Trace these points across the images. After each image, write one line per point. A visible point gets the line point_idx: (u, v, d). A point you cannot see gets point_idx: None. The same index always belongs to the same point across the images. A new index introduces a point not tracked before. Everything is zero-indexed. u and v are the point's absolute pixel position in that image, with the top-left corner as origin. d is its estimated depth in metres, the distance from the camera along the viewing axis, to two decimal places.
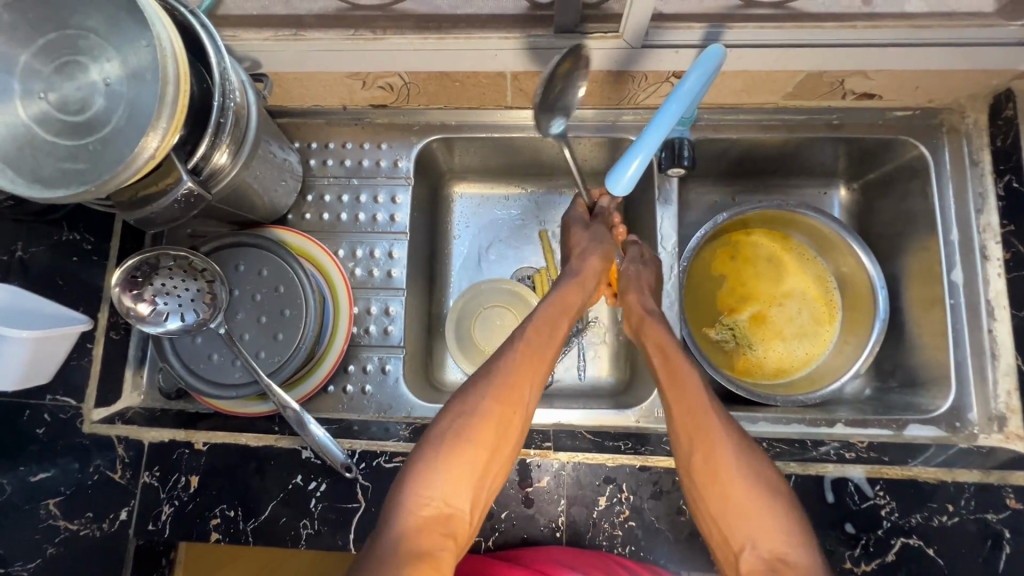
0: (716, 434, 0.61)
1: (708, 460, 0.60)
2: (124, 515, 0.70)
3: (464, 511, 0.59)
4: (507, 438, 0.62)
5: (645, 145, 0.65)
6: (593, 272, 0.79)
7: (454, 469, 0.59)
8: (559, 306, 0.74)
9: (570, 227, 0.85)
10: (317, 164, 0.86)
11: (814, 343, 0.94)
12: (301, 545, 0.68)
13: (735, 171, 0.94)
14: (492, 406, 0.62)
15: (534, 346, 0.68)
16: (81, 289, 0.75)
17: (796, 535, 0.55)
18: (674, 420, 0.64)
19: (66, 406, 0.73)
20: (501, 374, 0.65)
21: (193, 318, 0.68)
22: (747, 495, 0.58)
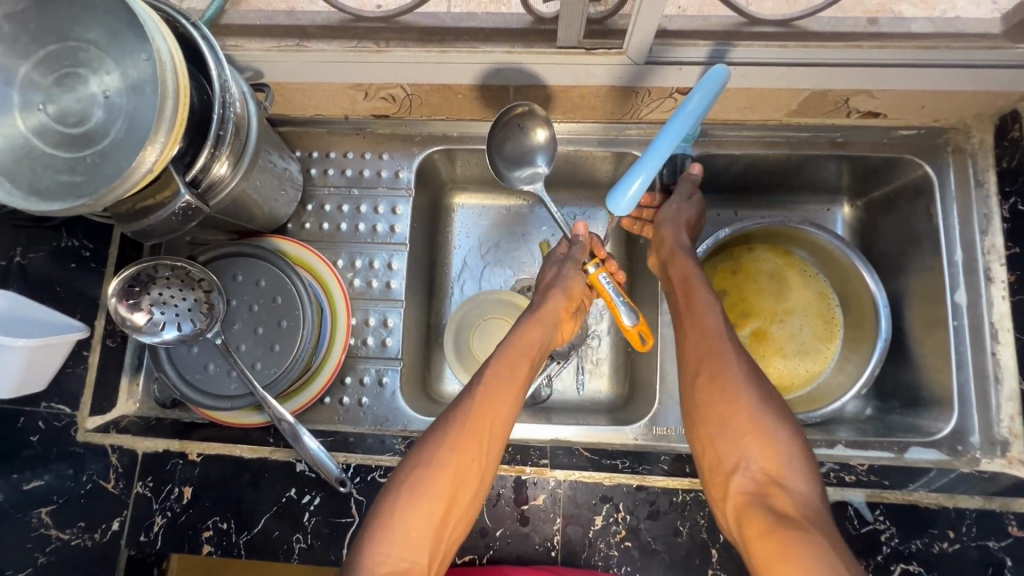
0: (727, 363, 0.65)
1: (718, 383, 0.65)
2: (117, 526, 0.70)
3: (423, 564, 0.59)
4: (464, 487, 0.63)
5: (648, 164, 0.66)
6: (555, 310, 0.78)
7: (413, 520, 0.60)
8: (514, 352, 0.72)
9: (546, 270, 0.85)
10: (318, 173, 0.86)
11: (815, 360, 0.93)
12: (293, 560, 0.67)
13: (738, 186, 0.94)
14: (452, 458, 0.63)
15: (493, 395, 0.68)
16: (78, 296, 0.75)
17: (792, 463, 0.60)
18: (690, 346, 0.69)
19: (60, 413, 0.72)
20: (461, 418, 0.65)
21: (189, 329, 0.67)
22: (751, 418, 0.62)
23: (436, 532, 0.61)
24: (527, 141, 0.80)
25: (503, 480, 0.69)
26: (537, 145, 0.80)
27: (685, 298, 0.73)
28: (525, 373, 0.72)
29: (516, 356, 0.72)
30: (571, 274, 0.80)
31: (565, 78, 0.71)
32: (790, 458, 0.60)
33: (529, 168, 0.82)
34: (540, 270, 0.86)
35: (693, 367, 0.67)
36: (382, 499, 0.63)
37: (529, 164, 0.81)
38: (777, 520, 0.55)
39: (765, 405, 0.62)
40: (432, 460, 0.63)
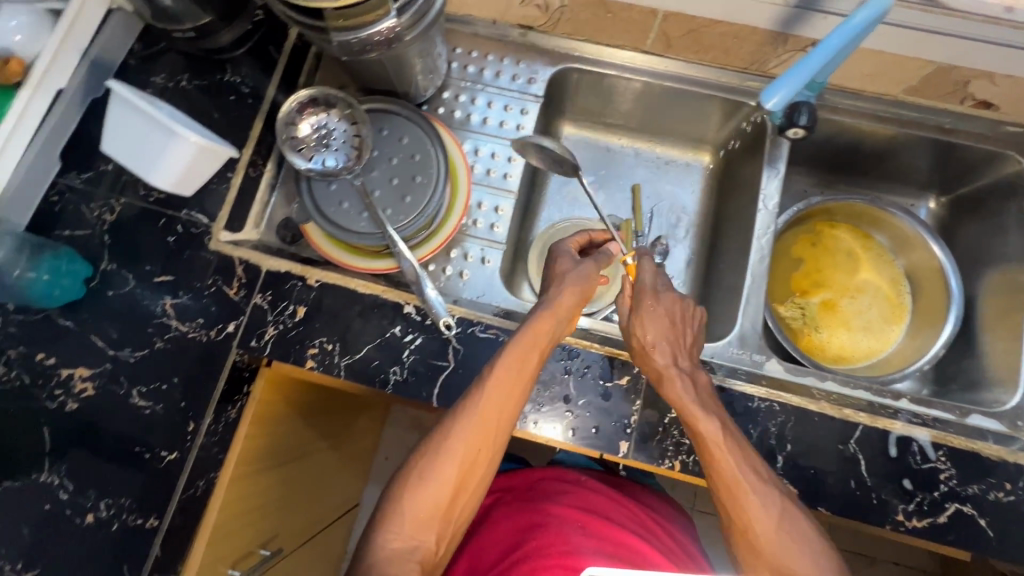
0: (769, 513, 0.61)
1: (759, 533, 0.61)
2: (231, 328, 0.75)
3: (430, 542, 0.64)
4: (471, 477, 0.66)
5: (804, 68, 0.71)
6: (572, 300, 0.72)
7: (421, 505, 0.64)
8: (530, 339, 0.68)
9: (556, 256, 0.78)
10: (458, 68, 0.92)
11: (878, 338, 0.97)
12: (388, 389, 0.72)
13: (834, 163, 0.99)
14: (459, 450, 0.65)
15: (501, 391, 0.66)
16: (231, 123, 0.82)
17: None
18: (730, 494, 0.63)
19: (196, 222, 0.79)
20: (468, 415, 0.65)
21: (339, 163, 0.75)
22: (776, 545, 0.60)
23: (443, 516, 0.64)
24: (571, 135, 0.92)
25: (593, 357, 0.74)
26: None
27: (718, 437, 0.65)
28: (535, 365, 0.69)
29: (525, 351, 0.67)
30: (585, 266, 0.76)
31: (714, 12, 0.77)
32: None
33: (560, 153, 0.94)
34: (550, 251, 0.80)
35: (716, 479, 0.64)
36: (404, 474, 0.67)
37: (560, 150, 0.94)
38: None
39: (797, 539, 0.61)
40: (442, 450, 0.65)
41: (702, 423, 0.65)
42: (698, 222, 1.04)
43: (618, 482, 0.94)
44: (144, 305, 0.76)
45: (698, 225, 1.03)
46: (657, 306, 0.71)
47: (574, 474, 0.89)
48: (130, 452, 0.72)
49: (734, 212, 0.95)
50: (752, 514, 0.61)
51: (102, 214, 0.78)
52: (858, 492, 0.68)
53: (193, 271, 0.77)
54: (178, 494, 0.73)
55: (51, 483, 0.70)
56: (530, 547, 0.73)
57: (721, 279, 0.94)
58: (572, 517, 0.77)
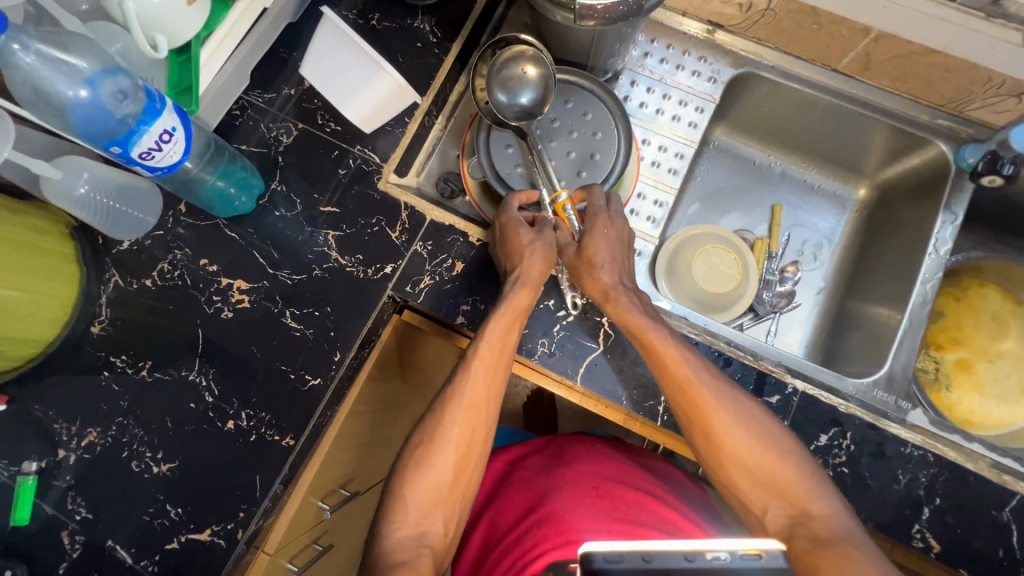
0: (742, 440, 0.62)
1: (740, 462, 0.61)
2: (389, 270, 0.76)
3: (438, 528, 0.65)
4: (469, 458, 0.67)
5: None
6: (537, 259, 0.70)
7: (426, 491, 0.65)
8: (513, 315, 0.69)
9: (510, 224, 0.71)
10: (640, 56, 0.94)
11: (1013, 410, 0.92)
12: (533, 358, 0.73)
13: (1001, 222, 0.94)
14: (454, 429, 0.67)
15: (488, 367, 0.68)
16: (414, 69, 0.82)
17: (815, 489, 0.59)
18: (709, 441, 0.64)
19: (369, 160, 0.80)
20: (457, 398, 0.68)
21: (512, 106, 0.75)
22: (738, 447, 0.62)
23: (447, 498, 0.66)
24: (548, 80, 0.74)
25: (746, 370, 0.72)
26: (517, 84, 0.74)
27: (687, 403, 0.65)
28: (517, 337, 0.70)
29: (508, 327, 0.69)
30: (544, 231, 0.73)
31: (935, 41, 0.73)
32: (792, 463, 0.61)
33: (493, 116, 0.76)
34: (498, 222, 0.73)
35: (671, 396, 0.66)
36: (405, 455, 0.68)
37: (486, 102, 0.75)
38: (810, 542, 0.55)
39: (766, 450, 0.61)
40: (437, 436, 0.67)
41: (654, 340, 0.66)
42: (837, 255, 1.01)
43: (636, 448, 0.86)
44: (308, 230, 0.77)
45: (837, 257, 1.01)
46: (612, 225, 0.72)
47: (582, 438, 0.84)
48: (277, 370, 0.73)
49: (885, 251, 0.93)
50: (711, 417, 0.63)
51: (279, 136, 0.80)
52: (1005, 562, 0.65)
53: (358, 207, 0.78)
54: (316, 418, 0.73)
55: (198, 384, 0.73)
56: (534, 515, 0.67)
57: (862, 317, 0.91)
58: (567, 478, 0.72)
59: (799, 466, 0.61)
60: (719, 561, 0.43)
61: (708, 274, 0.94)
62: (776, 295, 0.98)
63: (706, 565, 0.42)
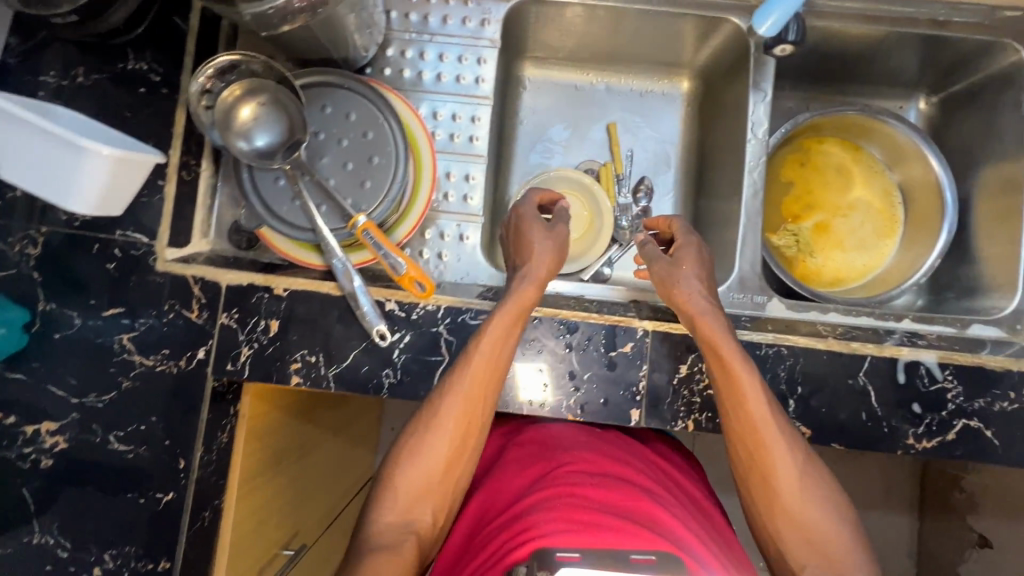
0: (796, 490, 0.60)
1: (794, 514, 0.59)
2: (202, 355, 0.69)
3: (424, 521, 0.62)
4: (463, 448, 0.64)
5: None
6: (542, 259, 0.69)
7: (414, 480, 0.63)
8: (517, 318, 0.65)
9: (524, 220, 0.72)
10: (398, 17, 0.79)
11: (873, 254, 0.95)
12: (383, 393, 0.68)
13: (821, 74, 0.92)
14: (450, 420, 0.63)
15: (487, 374, 0.64)
16: (151, 122, 0.71)
17: (857, 558, 0.58)
18: (756, 469, 0.61)
19: (136, 241, 0.70)
20: (454, 391, 0.63)
21: (264, 141, 0.64)
22: (792, 494, 0.60)
23: (436, 491, 0.62)
24: (286, 95, 0.65)
25: (595, 329, 0.69)
26: (249, 122, 0.63)
27: (751, 438, 0.61)
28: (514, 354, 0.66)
29: (511, 326, 0.64)
30: (559, 229, 0.73)
31: None
32: (838, 525, 0.59)
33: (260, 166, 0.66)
34: (513, 214, 0.74)
35: (729, 413, 0.62)
36: (406, 435, 0.65)
37: (240, 159, 0.65)
38: None
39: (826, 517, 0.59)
40: (432, 424, 0.63)
41: (737, 371, 0.61)
42: (681, 157, 0.97)
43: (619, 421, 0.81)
44: (100, 342, 0.69)
45: (681, 160, 0.97)
46: (696, 248, 0.71)
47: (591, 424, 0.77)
48: (125, 499, 0.68)
49: (718, 141, 0.90)
50: (773, 455, 0.60)
51: (24, 249, 0.68)
52: (869, 423, 0.69)
53: (142, 297, 0.69)
54: (186, 530, 0.69)
55: (47, 544, 0.66)
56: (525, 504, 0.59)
57: (712, 217, 0.89)
58: (570, 464, 0.63)
59: (840, 518, 0.60)
60: None
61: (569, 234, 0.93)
62: (632, 220, 0.95)
63: None
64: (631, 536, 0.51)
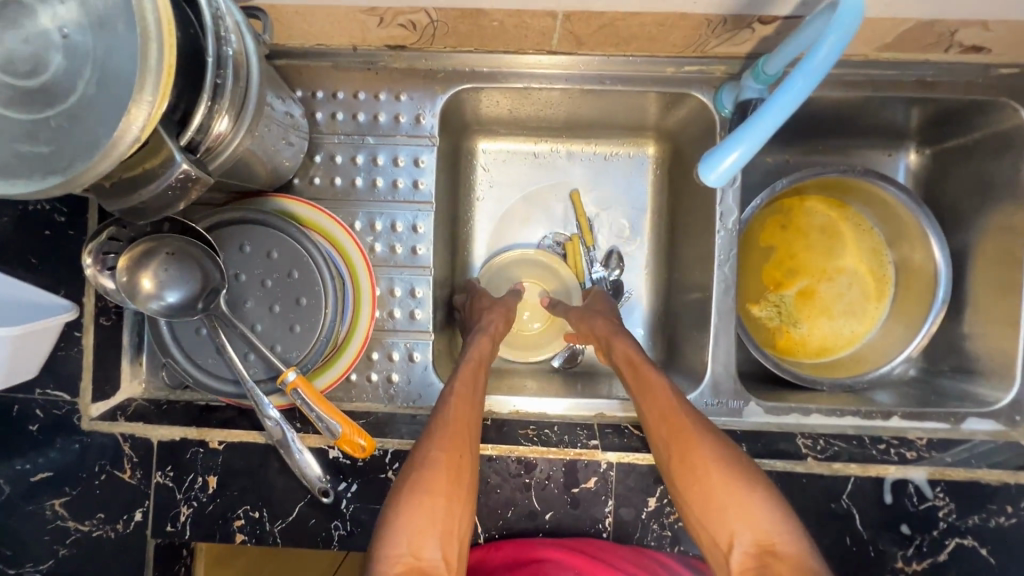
0: (729, 472, 0.55)
1: (727, 499, 0.54)
2: (139, 516, 0.65)
3: (436, 561, 0.51)
4: (461, 482, 0.56)
5: (752, 134, 0.53)
6: (497, 325, 0.76)
7: (417, 518, 0.52)
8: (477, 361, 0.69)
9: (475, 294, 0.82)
10: (325, 118, 0.72)
11: (862, 320, 0.89)
12: (333, 546, 0.64)
13: (799, 131, 0.83)
14: (441, 454, 0.57)
15: (463, 401, 0.63)
16: (58, 269, 0.65)
17: (789, 528, 0.52)
18: (681, 459, 0.58)
19: (58, 400, 0.65)
20: (439, 422, 0.60)
21: (181, 296, 0.59)
22: (718, 475, 0.56)
23: (443, 523, 0.53)
24: (195, 245, 0.59)
25: (553, 464, 0.64)
26: (160, 284, 0.58)
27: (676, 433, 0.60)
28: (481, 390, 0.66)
29: (474, 367, 0.68)
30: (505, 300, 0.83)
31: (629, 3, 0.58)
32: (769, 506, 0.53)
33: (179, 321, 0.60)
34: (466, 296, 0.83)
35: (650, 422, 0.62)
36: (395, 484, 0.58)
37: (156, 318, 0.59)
38: None
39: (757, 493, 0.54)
40: (418, 454, 0.58)
41: (653, 380, 0.65)
42: (651, 226, 0.90)
43: None
44: (30, 509, 0.65)
45: (652, 229, 0.90)
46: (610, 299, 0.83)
47: None
48: None
49: (688, 216, 0.83)
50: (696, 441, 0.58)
51: None
52: (854, 548, 0.64)
53: (71, 459, 0.65)
54: None
55: None
56: None
57: (683, 299, 0.83)
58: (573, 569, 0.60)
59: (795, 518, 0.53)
60: None
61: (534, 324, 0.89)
62: None
63: None
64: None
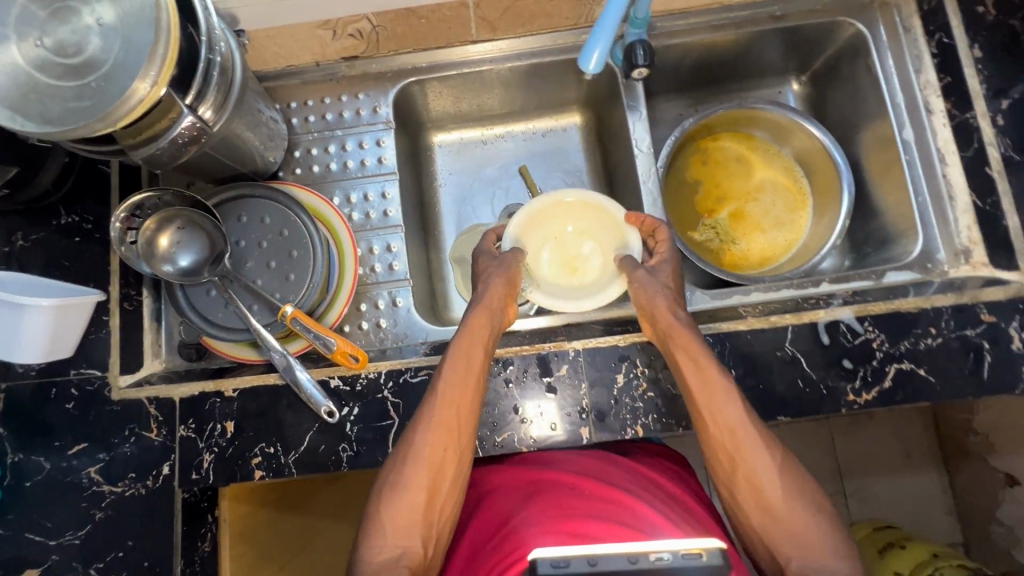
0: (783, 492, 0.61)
1: (783, 521, 0.60)
2: (167, 470, 0.72)
3: (416, 548, 0.60)
4: (443, 475, 0.63)
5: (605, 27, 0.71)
6: (498, 294, 0.72)
7: (401, 512, 0.60)
8: (473, 339, 0.68)
9: (480, 258, 0.78)
10: (300, 122, 0.88)
11: (792, 229, 1.00)
12: (343, 467, 0.71)
13: (695, 81, 0.98)
14: (425, 450, 0.63)
15: (449, 392, 0.65)
16: (87, 266, 0.76)
17: (836, 547, 0.59)
18: (741, 472, 0.62)
19: (90, 377, 0.74)
20: (424, 417, 0.64)
21: (193, 259, 0.71)
22: (781, 498, 0.61)
23: (425, 517, 0.61)
24: (200, 215, 0.71)
25: (527, 360, 0.73)
26: (173, 248, 0.70)
27: (733, 449, 0.63)
28: (476, 374, 0.67)
29: (470, 349, 0.67)
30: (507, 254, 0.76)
31: None
32: (817, 517, 0.60)
33: (190, 283, 0.72)
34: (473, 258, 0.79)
35: (706, 422, 0.64)
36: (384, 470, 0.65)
37: (170, 281, 0.71)
38: None
39: (819, 517, 0.60)
40: (407, 453, 0.63)
41: (710, 372, 0.64)
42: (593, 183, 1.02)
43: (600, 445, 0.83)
44: (68, 480, 0.71)
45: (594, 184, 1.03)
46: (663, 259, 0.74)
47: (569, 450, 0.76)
48: None
49: (617, 162, 0.96)
50: (753, 457, 0.62)
51: None
52: (808, 389, 0.71)
53: (104, 429, 0.73)
54: None
55: None
56: (520, 518, 0.59)
57: None
58: (558, 481, 0.65)
59: (825, 519, 0.60)
60: (662, 560, 0.43)
61: (544, 254, 0.79)
62: None
63: (649, 565, 0.42)
64: (614, 532, 0.54)
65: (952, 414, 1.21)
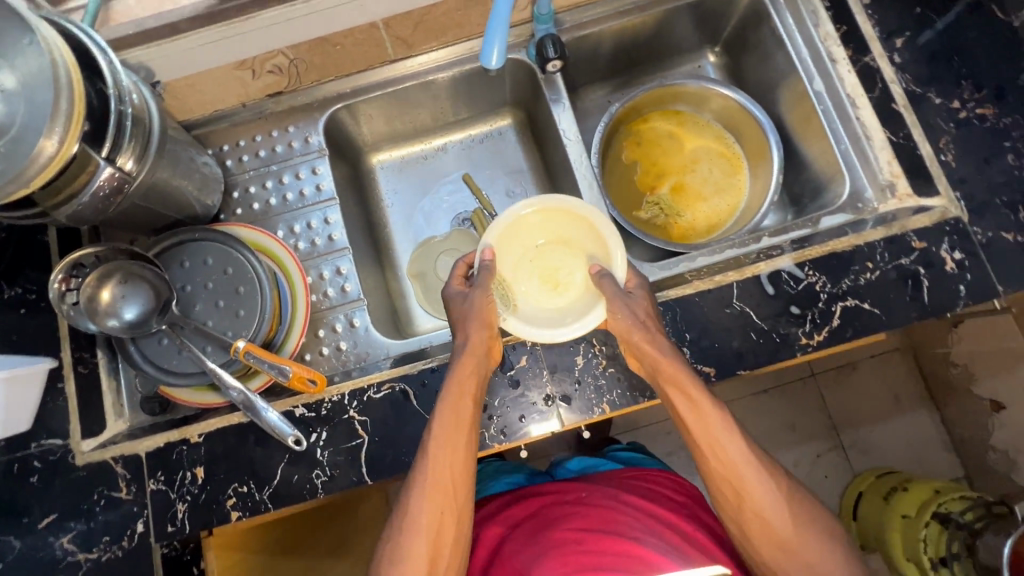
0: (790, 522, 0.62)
1: (791, 550, 0.61)
2: (141, 527, 0.71)
3: None
4: (443, 539, 0.62)
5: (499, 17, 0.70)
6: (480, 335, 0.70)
7: None
8: (463, 394, 0.66)
9: (450, 297, 0.76)
10: (234, 163, 0.89)
11: (733, 193, 1.02)
12: (320, 494, 0.70)
13: (615, 67, 1.02)
14: (423, 516, 0.62)
15: (443, 455, 0.64)
16: (36, 336, 0.76)
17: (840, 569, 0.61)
18: (746, 502, 0.63)
19: (52, 447, 0.73)
20: (421, 482, 0.63)
21: (138, 312, 0.70)
22: (788, 529, 0.62)
23: None
24: (140, 266, 0.72)
25: None
26: (115, 302, 0.70)
27: (737, 482, 0.63)
28: (466, 429, 0.66)
29: (461, 406, 0.66)
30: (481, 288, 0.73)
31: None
32: (821, 542, 0.62)
33: (140, 335, 0.72)
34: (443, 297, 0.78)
35: (706, 455, 0.64)
36: (385, 544, 0.63)
37: (118, 335, 0.70)
38: None
39: (827, 544, 0.62)
40: (408, 525, 0.62)
41: (703, 408, 0.65)
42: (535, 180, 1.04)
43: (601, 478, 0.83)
44: (41, 555, 0.70)
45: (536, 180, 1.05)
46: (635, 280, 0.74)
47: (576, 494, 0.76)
48: None
49: (552, 155, 0.99)
50: (757, 488, 0.63)
51: None
52: (761, 340, 0.73)
53: (72, 496, 0.72)
54: None
55: None
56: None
57: None
58: (566, 535, 0.65)
59: (832, 542, 0.62)
60: None
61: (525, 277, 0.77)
62: None
63: None
64: None
65: (925, 351, 1.24)
